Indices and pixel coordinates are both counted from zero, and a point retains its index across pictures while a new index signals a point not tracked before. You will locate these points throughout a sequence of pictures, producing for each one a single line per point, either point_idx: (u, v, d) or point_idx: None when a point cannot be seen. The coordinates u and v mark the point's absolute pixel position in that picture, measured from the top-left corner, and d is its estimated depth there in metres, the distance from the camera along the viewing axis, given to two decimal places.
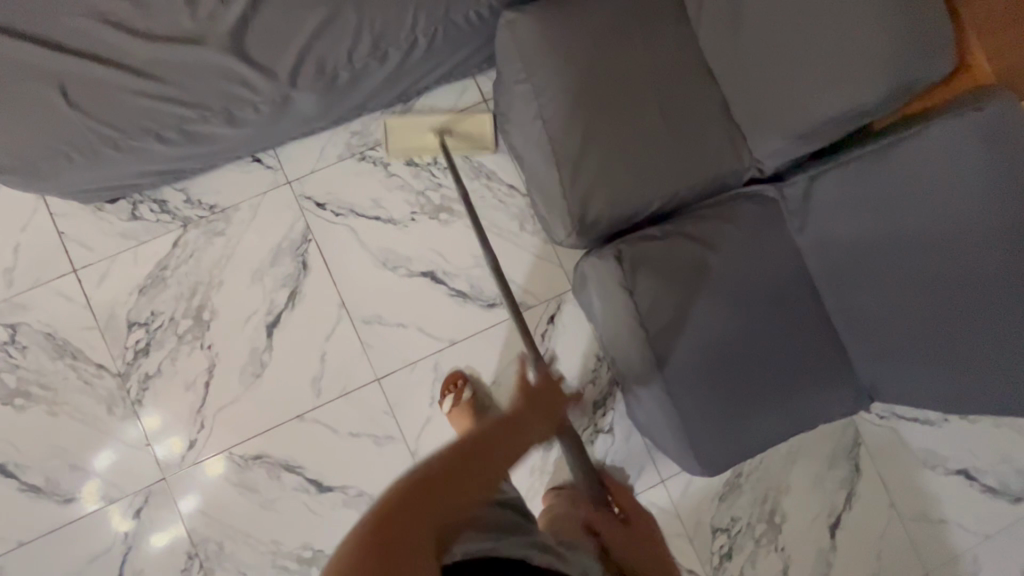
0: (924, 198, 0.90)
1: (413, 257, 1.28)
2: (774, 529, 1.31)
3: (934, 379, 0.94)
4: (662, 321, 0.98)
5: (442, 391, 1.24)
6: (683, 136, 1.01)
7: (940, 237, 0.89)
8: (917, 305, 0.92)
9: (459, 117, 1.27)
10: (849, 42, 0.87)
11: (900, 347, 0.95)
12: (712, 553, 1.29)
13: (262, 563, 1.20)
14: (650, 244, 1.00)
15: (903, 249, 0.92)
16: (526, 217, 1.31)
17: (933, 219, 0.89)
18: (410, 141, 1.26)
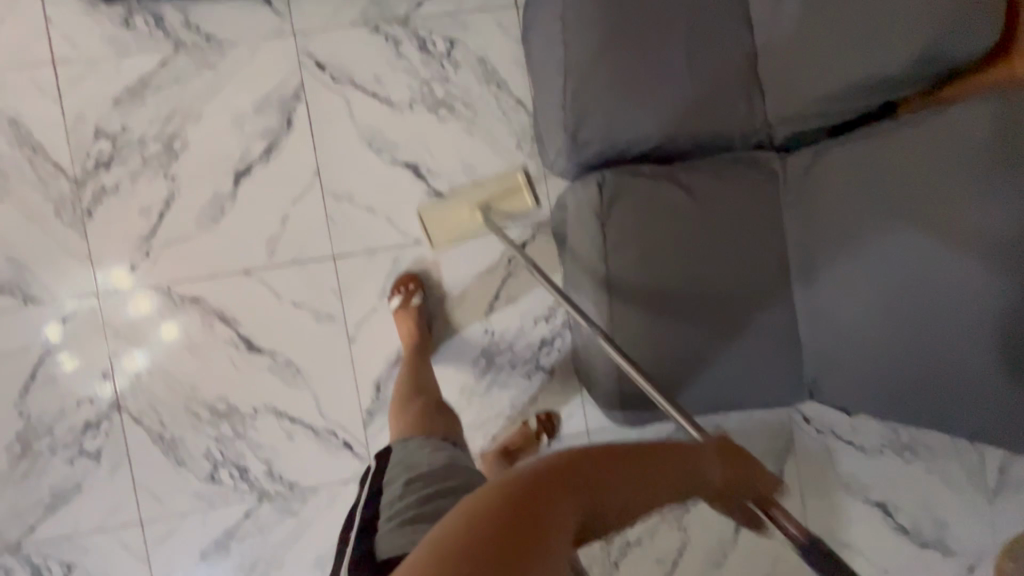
0: (911, 186, 0.81)
1: (401, 146, 1.23)
2: (681, 509, 1.30)
3: (929, 401, 0.83)
4: (622, 256, 0.97)
5: (392, 289, 1.21)
6: (700, 77, 0.95)
7: (954, 230, 0.77)
8: (889, 317, 0.84)
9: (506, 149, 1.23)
10: (910, 11, 0.80)
11: (879, 366, 0.87)
12: None
13: (175, 403, 1.19)
14: (633, 179, 0.97)
15: (886, 257, 0.84)
16: (524, 137, 1.25)
17: (921, 208, 0.80)
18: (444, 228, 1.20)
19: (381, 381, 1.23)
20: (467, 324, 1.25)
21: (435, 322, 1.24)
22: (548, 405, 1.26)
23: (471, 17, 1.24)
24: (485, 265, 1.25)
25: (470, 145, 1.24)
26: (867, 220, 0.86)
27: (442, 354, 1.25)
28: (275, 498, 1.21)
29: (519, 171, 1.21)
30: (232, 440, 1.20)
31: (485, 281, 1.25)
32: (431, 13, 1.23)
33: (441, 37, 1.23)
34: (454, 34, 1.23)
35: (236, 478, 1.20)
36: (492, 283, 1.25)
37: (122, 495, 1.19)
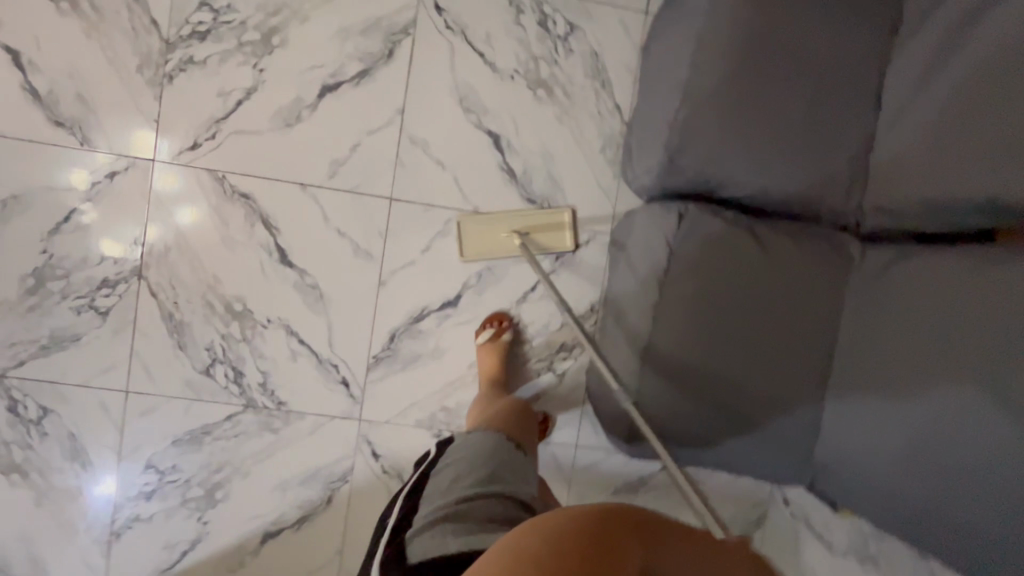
0: (974, 297, 0.81)
1: (490, 112, 1.21)
2: None
3: (934, 510, 0.81)
4: (678, 292, 0.96)
5: (483, 322, 1.22)
6: (812, 142, 0.94)
7: (1010, 366, 0.76)
8: (913, 415, 0.84)
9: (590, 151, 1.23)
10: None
11: (890, 460, 0.86)
12: None
13: (194, 289, 1.19)
14: (713, 220, 0.96)
15: (928, 358, 0.84)
16: (611, 143, 1.23)
17: (979, 320, 0.80)
18: (483, 240, 1.21)
19: (398, 331, 1.22)
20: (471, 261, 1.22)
21: (516, 361, 1.25)
22: (547, 407, 1.26)
23: (599, 9, 1.21)
24: None
25: (556, 133, 1.22)
26: (921, 319, 0.87)
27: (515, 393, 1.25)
28: (260, 409, 1.21)
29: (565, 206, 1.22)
30: (237, 341, 1.20)
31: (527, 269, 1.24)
32: None
33: (563, 19, 1.21)
34: (577, 19, 1.21)
35: (229, 379, 1.20)
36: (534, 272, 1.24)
37: (116, 358, 1.18)
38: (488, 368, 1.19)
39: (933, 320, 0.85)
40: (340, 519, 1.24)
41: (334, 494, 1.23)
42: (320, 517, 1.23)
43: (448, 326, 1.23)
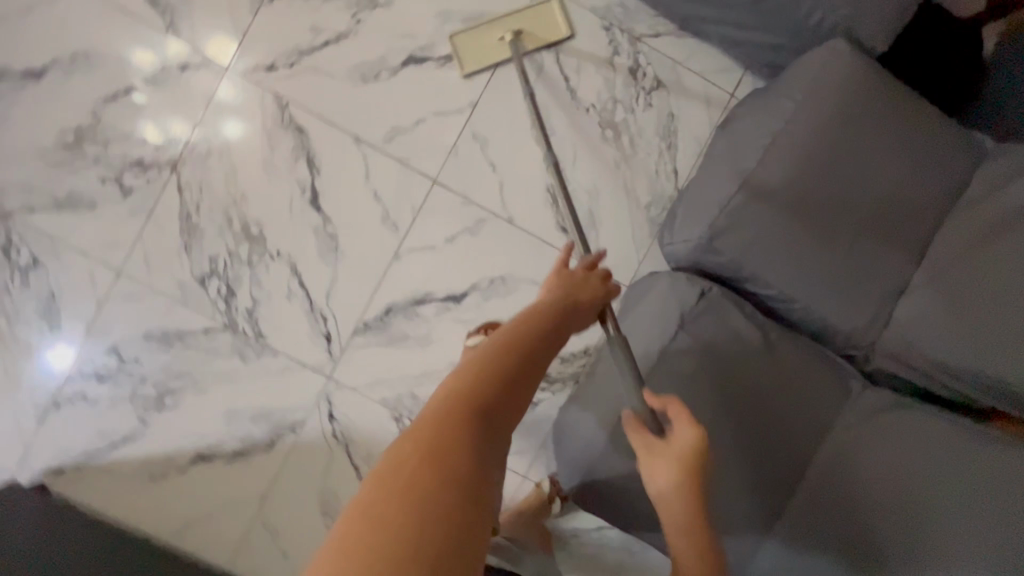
0: (952, 453, 0.87)
1: (555, 134, 1.23)
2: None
3: None
4: (675, 365, 0.95)
5: (479, 325, 1.21)
6: (848, 269, 0.95)
7: (974, 520, 0.82)
8: (871, 545, 0.87)
9: (636, 205, 1.24)
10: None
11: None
12: None
13: (219, 199, 1.19)
14: (731, 309, 0.96)
15: (899, 492, 0.88)
16: (658, 204, 1.24)
17: (953, 473, 0.85)
18: (480, 50, 1.20)
19: (395, 308, 1.22)
20: (472, 76, 1.21)
21: None
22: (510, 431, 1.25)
23: (689, 78, 1.24)
24: (548, 280, 1.24)
25: (609, 176, 1.24)
26: (899, 458, 0.89)
27: None
28: (238, 334, 1.20)
29: (554, 2, 1.20)
30: (239, 262, 1.20)
31: (537, 292, 1.23)
32: (660, 51, 1.23)
33: (653, 74, 1.23)
34: (666, 79, 1.24)
35: (220, 295, 1.20)
36: None
37: (122, 238, 1.18)
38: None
39: (911, 463, 0.88)
40: (275, 467, 1.22)
41: (276, 441, 1.22)
42: (256, 457, 1.22)
43: (444, 320, 1.23)
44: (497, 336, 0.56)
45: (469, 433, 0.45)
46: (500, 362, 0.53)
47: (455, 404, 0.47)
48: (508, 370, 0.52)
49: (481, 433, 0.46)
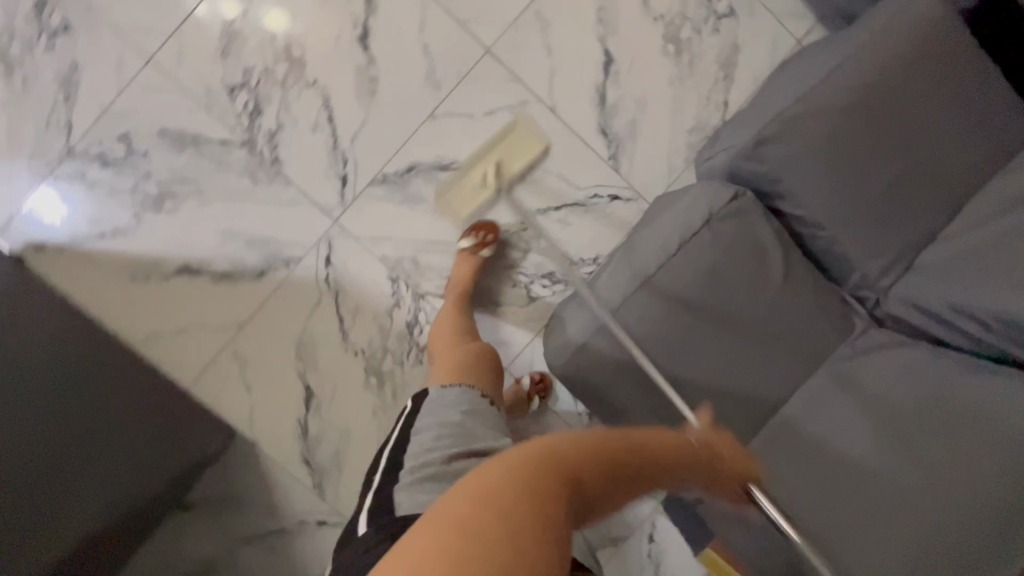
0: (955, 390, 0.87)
1: (618, 35, 1.20)
2: None
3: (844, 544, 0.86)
4: (691, 260, 0.93)
5: (470, 233, 1.18)
6: (884, 207, 0.94)
7: (974, 449, 0.84)
8: (869, 466, 0.88)
9: (678, 126, 1.23)
10: None
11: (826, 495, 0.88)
12: None
13: (267, 13, 1.15)
14: (760, 220, 0.94)
15: (900, 419, 0.89)
16: (699, 131, 1.24)
17: (956, 406, 0.87)
18: (465, 203, 1.20)
19: (417, 168, 1.20)
20: None
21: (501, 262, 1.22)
22: (502, 320, 1.23)
23: (761, 14, 1.23)
24: (575, 179, 1.22)
25: (659, 91, 1.22)
26: (902, 388, 0.90)
27: (480, 290, 1.22)
28: (254, 154, 1.17)
29: (526, 117, 1.19)
30: (273, 81, 1.16)
31: (561, 189, 1.22)
32: None
33: (728, 0, 1.21)
34: (739, 9, 1.22)
35: (246, 110, 1.16)
36: (566, 196, 1.22)
37: (159, 26, 1.14)
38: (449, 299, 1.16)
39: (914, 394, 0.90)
40: (259, 297, 1.20)
41: (268, 271, 1.19)
42: (243, 282, 1.19)
43: (462, 192, 1.21)
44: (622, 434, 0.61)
45: (556, 485, 0.48)
46: (593, 442, 0.56)
47: (547, 453, 0.51)
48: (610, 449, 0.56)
49: (565, 499, 0.48)
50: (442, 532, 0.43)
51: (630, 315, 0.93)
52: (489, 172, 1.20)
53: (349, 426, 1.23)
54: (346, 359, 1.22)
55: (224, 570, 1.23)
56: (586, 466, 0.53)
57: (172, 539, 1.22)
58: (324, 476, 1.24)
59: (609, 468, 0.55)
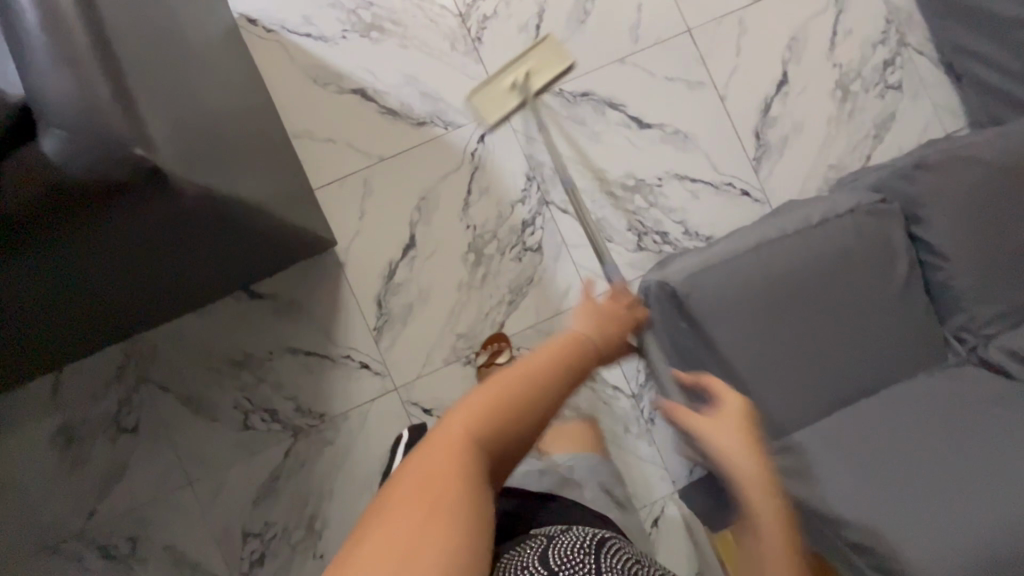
0: None
1: (798, 65, 1.35)
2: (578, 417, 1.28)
3: (898, 514, 0.86)
4: (824, 237, 1.01)
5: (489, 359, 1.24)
6: (1012, 262, 1.01)
7: None
8: (932, 449, 0.91)
9: (822, 159, 1.34)
10: None
11: (882, 468, 0.90)
12: (528, 341, 1.28)
13: None
14: (897, 229, 1.02)
15: (978, 424, 0.91)
16: (839, 170, 1.35)
17: None
18: (494, 93, 1.28)
19: (590, 95, 1.31)
20: None
21: (628, 204, 1.30)
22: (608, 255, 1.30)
23: (923, 98, 1.37)
24: (718, 163, 1.32)
25: (816, 124, 1.34)
26: (988, 403, 0.93)
27: (599, 219, 1.30)
28: (463, 26, 1.30)
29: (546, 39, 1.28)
30: None
31: (704, 166, 1.32)
32: (916, 65, 1.37)
33: (900, 76, 1.36)
34: (906, 87, 1.36)
35: None
36: (705, 174, 1.32)
37: None
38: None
39: (1000, 411, 0.92)
40: (409, 143, 1.28)
41: (426, 125, 1.29)
42: (402, 125, 1.28)
43: (619, 131, 1.31)
44: (549, 356, 0.55)
45: (463, 472, 0.47)
46: (490, 400, 0.51)
47: (435, 447, 0.47)
48: (536, 395, 0.52)
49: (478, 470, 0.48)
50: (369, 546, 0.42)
51: (751, 262, 1.01)
52: (517, 79, 1.27)
53: (431, 288, 1.27)
54: (457, 227, 1.28)
55: (256, 369, 1.24)
56: (482, 431, 0.49)
57: (225, 319, 1.24)
58: (387, 323, 1.26)
59: (511, 417, 0.51)
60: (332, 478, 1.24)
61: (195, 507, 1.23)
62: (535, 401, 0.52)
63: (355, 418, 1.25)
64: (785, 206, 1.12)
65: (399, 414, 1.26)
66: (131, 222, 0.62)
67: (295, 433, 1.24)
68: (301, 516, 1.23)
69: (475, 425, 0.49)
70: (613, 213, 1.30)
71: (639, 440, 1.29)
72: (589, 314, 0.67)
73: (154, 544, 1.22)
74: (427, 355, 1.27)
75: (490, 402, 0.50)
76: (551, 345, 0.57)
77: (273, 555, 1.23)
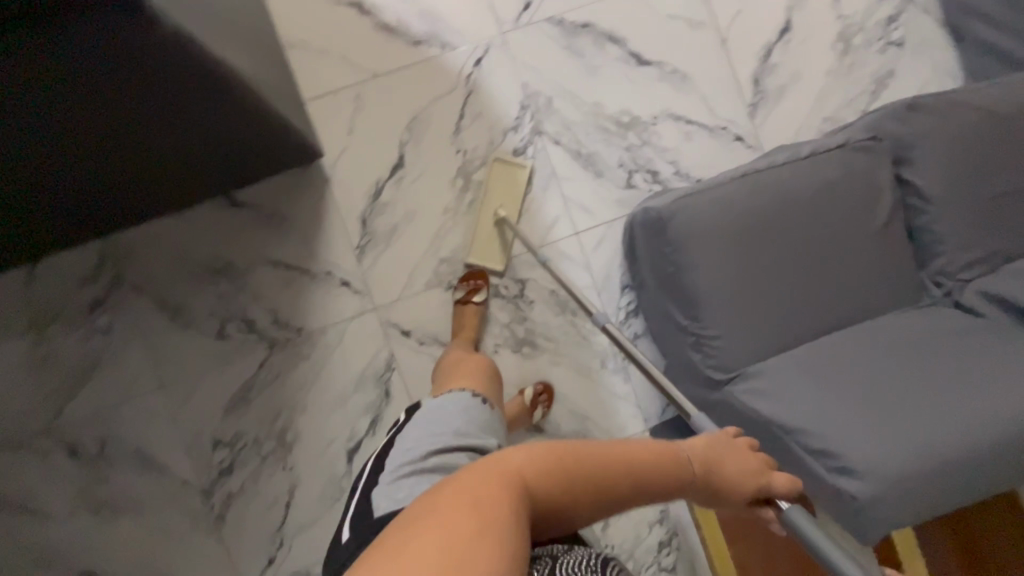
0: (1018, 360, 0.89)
1: (803, 14, 1.34)
2: (555, 349, 1.29)
3: (860, 435, 0.88)
4: (812, 171, 1.01)
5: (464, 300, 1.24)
6: (994, 207, 1.01)
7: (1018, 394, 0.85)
8: (905, 374, 0.91)
9: (818, 111, 1.34)
10: None
11: (853, 389, 0.91)
12: (512, 271, 1.28)
13: None
14: (885, 168, 1.02)
15: (948, 355, 0.92)
16: (833, 123, 1.34)
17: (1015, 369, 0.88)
18: (487, 246, 1.26)
19: (591, 28, 1.29)
20: None
21: (621, 141, 1.29)
22: (596, 190, 1.29)
23: (923, 58, 1.36)
24: (714, 106, 1.32)
25: (815, 74, 1.34)
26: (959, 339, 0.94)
27: (591, 154, 1.29)
28: None
29: (496, 162, 1.26)
30: None
31: (699, 109, 1.31)
32: (919, 23, 1.36)
33: (902, 33, 1.35)
34: (907, 44, 1.36)
35: None
36: (701, 116, 1.31)
37: None
38: (456, 327, 1.23)
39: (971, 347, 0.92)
40: (404, 61, 1.26)
41: (422, 44, 1.26)
42: (398, 42, 1.26)
43: (617, 67, 1.30)
44: (629, 454, 0.54)
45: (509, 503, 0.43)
46: (563, 460, 0.49)
47: (493, 470, 0.45)
48: (601, 478, 0.51)
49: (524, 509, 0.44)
50: (401, 544, 0.38)
51: (739, 190, 1.01)
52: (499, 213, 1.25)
53: (417, 210, 1.26)
54: (446, 151, 1.26)
55: (235, 279, 1.23)
56: (543, 488, 0.47)
57: (206, 225, 1.22)
58: (370, 242, 1.25)
59: (574, 491, 0.49)
60: (306, 392, 1.24)
61: (165, 412, 1.22)
62: (598, 484, 0.50)
63: (332, 335, 1.25)
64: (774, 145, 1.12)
65: (376, 334, 1.25)
66: (53, 51, 0.56)
67: (271, 345, 1.23)
68: (271, 428, 1.23)
69: (539, 475, 0.47)
70: (605, 149, 1.29)
71: (614, 375, 1.30)
72: (702, 445, 0.64)
73: (122, 446, 1.21)
74: (408, 277, 1.26)
75: (562, 461, 0.49)
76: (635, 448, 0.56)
77: (242, 465, 1.23)
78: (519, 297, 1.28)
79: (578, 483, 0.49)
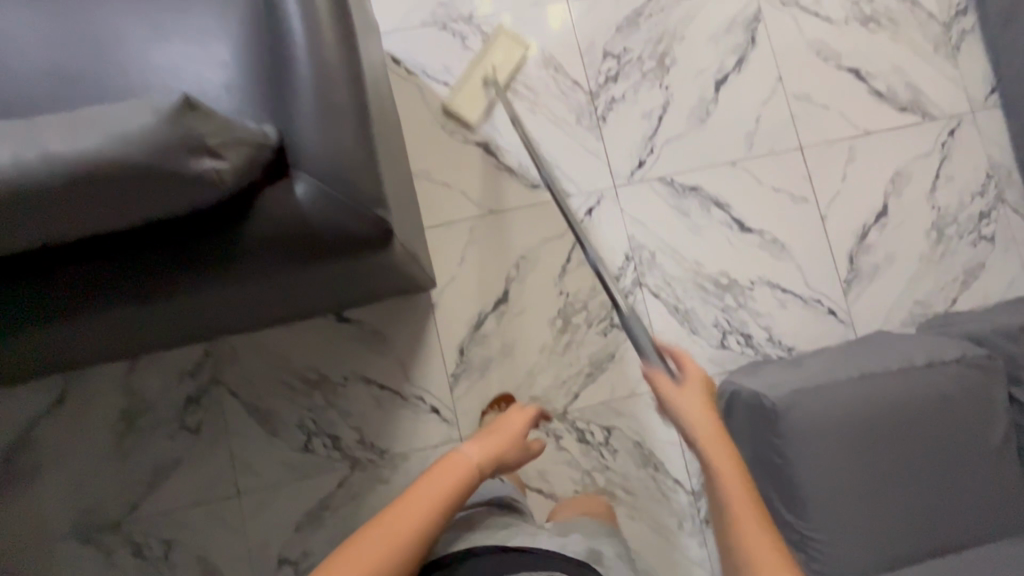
0: None
1: (899, 201, 1.40)
2: (634, 504, 1.27)
3: None
4: (927, 381, 1.02)
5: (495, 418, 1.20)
6: None
7: None
8: None
9: (910, 294, 1.37)
10: None
11: None
12: (599, 416, 1.28)
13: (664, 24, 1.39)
14: (998, 386, 1.03)
15: None
16: (924, 307, 1.37)
17: None
18: (468, 96, 1.32)
19: (699, 191, 1.36)
20: None
21: (719, 301, 1.33)
22: (690, 347, 1.31)
23: (1013, 256, 1.41)
24: (811, 279, 1.35)
25: (908, 258, 1.38)
26: None
27: (688, 311, 1.32)
28: (591, 103, 1.36)
29: (501, 26, 1.34)
30: (638, 67, 1.38)
31: (796, 279, 1.35)
32: (1011, 222, 1.41)
33: (994, 230, 1.41)
34: (998, 241, 1.41)
35: (606, 73, 1.37)
36: (797, 286, 1.35)
37: None
38: None
39: None
40: (521, 201, 1.32)
41: (540, 188, 1.33)
42: (517, 184, 1.32)
43: (721, 229, 1.35)
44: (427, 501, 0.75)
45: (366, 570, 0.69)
46: (386, 531, 0.72)
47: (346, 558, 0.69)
48: (417, 528, 0.73)
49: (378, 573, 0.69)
50: None
51: (852, 391, 1.02)
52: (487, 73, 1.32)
53: (514, 345, 1.28)
54: (550, 291, 1.30)
55: (328, 393, 1.24)
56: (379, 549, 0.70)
57: (310, 335, 1.24)
58: (465, 371, 1.27)
59: (404, 539, 0.72)
60: None
61: (238, 519, 1.20)
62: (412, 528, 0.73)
63: (415, 461, 1.24)
64: (879, 342, 1.14)
65: None
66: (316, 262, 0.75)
67: (353, 464, 1.23)
68: None
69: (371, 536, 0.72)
70: (703, 307, 1.32)
71: (691, 538, 1.27)
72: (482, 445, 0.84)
73: (189, 551, 1.19)
74: None
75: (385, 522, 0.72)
76: (422, 487, 0.76)
77: None
78: (604, 444, 1.27)
79: (398, 532, 0.72)
